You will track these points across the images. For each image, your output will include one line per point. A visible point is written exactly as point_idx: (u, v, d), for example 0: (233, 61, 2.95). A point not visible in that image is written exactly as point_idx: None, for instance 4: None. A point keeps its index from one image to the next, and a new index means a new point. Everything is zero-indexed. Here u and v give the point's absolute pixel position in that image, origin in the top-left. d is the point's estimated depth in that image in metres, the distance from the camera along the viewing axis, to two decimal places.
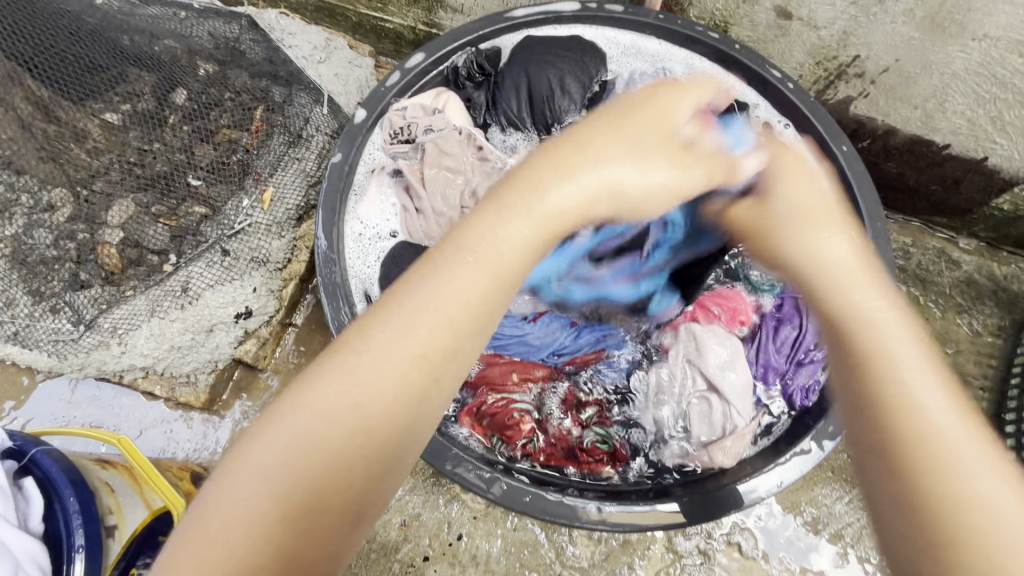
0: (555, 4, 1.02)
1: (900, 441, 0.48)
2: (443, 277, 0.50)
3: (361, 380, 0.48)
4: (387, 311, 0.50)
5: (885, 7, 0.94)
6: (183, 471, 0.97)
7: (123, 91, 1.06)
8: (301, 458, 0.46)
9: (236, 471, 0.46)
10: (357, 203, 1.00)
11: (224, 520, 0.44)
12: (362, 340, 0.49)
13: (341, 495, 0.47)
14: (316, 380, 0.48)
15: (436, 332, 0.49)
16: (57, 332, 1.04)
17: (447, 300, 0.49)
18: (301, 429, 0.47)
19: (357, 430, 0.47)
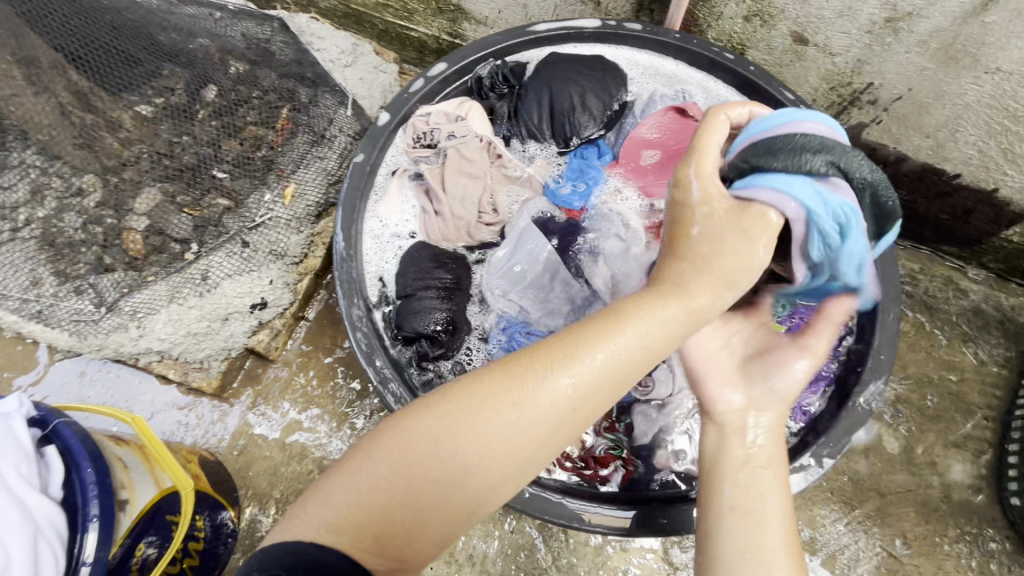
0: (576, 21, 1.06)
1: (744, 483, 0.62)
2: (598, 336, 0.57)
3: (522, 399, 0.56)
4: (548, 347, 0.59)
5: (899, 37, 0.97)
6: (191, 455, 1.00)
7: (157, 85, 1.09)
8: (453, 448, 0.56)
9: (405, 433, 0.57)
10: (377, 203, 1.02)
11: (388, 466, 0.56)
12: (523, 365, 0.58)
13: (469, 492, 0.56)
14: (484, 376, 0.58)
15: (583, 375, 0.56)
16: (79, 313, 1.08)
17: (598, 359, 0.56)
18: (462, 427, 0.56)
19: (502, 448, 0.56)
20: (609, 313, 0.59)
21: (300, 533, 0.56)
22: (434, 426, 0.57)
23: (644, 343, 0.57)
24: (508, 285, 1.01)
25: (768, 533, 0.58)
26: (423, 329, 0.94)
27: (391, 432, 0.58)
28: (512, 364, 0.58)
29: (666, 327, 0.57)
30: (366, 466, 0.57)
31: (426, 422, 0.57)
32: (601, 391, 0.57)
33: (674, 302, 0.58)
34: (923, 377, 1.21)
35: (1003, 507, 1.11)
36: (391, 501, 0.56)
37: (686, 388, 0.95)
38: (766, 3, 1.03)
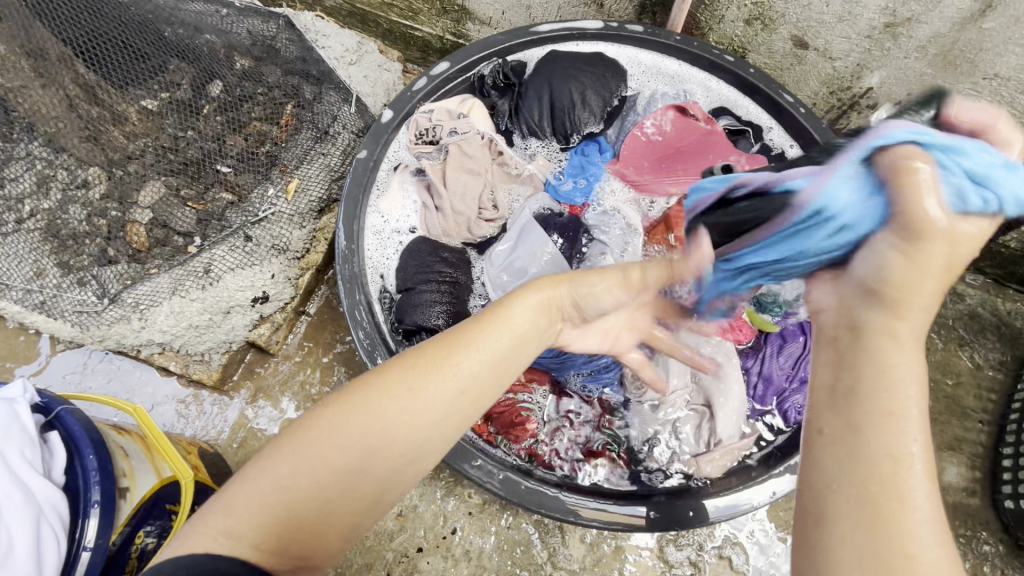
0: (578, 21, 1.06)
1: (879, 404, 0.42)
2: (482, 327, 0.60)
3: (419, 382, 0.56)
4: (440, 340, 0.59)
5: (899, 42, 0.98)
6: (191, 446, 1.00)
7: (162, 80, 1.11)
8: (351, 440, 0.53)
9: (304, 431, 0.54)
10: (379, 198, 1.03)
11: (287, 466, 0.52)
12: (417, 355, 0.58)
13: (372, 480, 0.54)
14: (382, 369, 0.57)
15: (471, 358, 0.58)
16: (82, 304, 1.08)
17: (485, 344, 0.59)
18: (360, 419, 0.54)
19: (403, 435, 0.54)
20: (492, 310, 0.62)
21: (195, 546, 0.49)
22: (333, 421, 0.54)
23: (523, 335, 0.61)
24: (508, 279, 1.01)
25: (905, 481, 0.40)
26: (424, 323, 0.94)
27: (289, 433, 0.55)
28: (411, 356, 0.58)
29: (535, 322, 0.62)
30: (262, 470, 0.52)
31: (323, 419, 0.54)
32: (490, 374, 0.59)
33: (544, 303, 0.64)
34: None
35: (997, 510, 1.12)
36: (294, 500, 0.52)
37: (679, 386, 0.93)
38: (767, 7, 1.04)
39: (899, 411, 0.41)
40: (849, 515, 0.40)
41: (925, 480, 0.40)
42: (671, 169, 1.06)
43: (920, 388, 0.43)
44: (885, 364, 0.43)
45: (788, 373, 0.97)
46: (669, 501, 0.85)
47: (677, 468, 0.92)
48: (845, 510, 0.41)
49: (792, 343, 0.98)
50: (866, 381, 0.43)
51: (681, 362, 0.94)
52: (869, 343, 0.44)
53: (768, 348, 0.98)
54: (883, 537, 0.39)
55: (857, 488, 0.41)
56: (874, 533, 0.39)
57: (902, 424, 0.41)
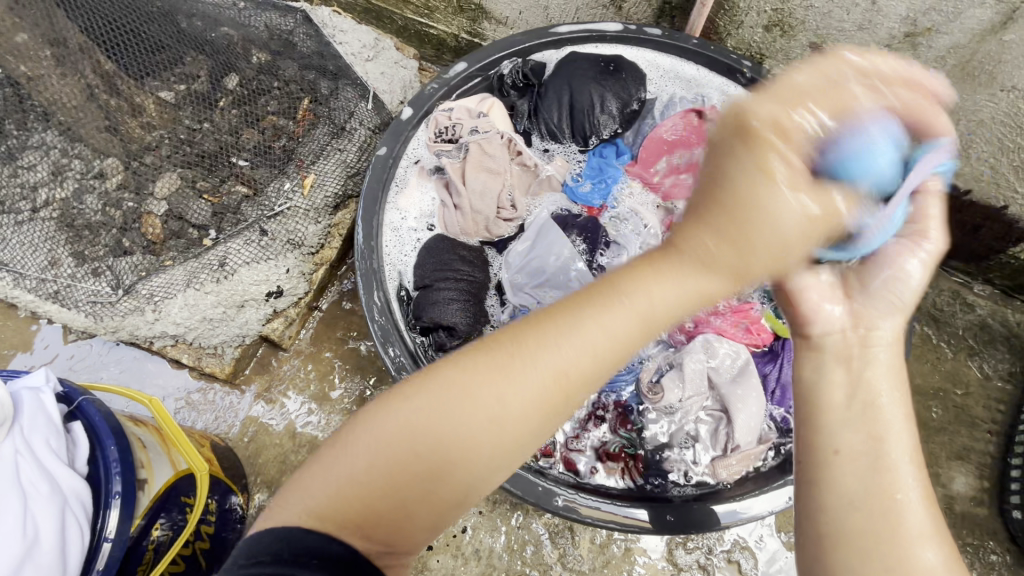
0: (598, 24, 1.07)
1: (875, 423, 0.52)
2: (589, 303, 0.52)
3: (515, 385, 0.51)
4: (529, 322, 0.53)
5: (917, 52, 0.99)
6: (204, 439, 1.00)
7: (179, 72, 1.12)
8: (433, 439, 0.50)
9: (386, 417, 0.51)
10: (397, 195, 1.02)
11: (362, 464, 0.50)
12: (500, 339, 0.53)
13: (456, 484, 0.51)
14: (458, 360, 0.53)
15: (575, 339, 0.51)
16: (96, 294, 1.08)
17: (599, 330, 0.51)
18: (442, 416, 0.50)
19: (490, 432, 0.51)
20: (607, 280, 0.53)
21: (282, 524, 0.48)
22: (410, 413, 0.51)
23: (657, 323, 0.51)
24: (524, 279, 1.01)
25: (902, 488, 0.50)
26: (442, 319, 0.94)
27: (361, 420, 0.53)
28: (507, 349, 0.52)
29: (673, 299, 0.51)
30: (335, 461, 0.51)
31: (399, 415, 0.51)
32: (598, 360, 0.52)
33: (703, 272, 0.50)
34: (928, 389, 1.22)
35: (1004, 520, 1.13)
36: (371, 487, 0.50)
37: (693, 393, 0.93)
38: (788, 14, 1.05)
39: (886, 426, 0.52)
40: (854, 515, 0.50)
41: (915, 488, 0.50)
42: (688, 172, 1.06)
43: (898, 398, 0.54)
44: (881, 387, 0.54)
45: None
46: (682, 505, 0.84)
47: (690, 472, 0.92)
48: (855, 513, 0.50)
49: None
50: (868, 395, 0.54)
51: (695, 366, 0.94)
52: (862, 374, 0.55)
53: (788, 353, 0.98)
54: (889, 533, 0.48)
55: (866, 495, 0.50)
56: (888, 543, 0.48)
57: (887, 432, 0.52)
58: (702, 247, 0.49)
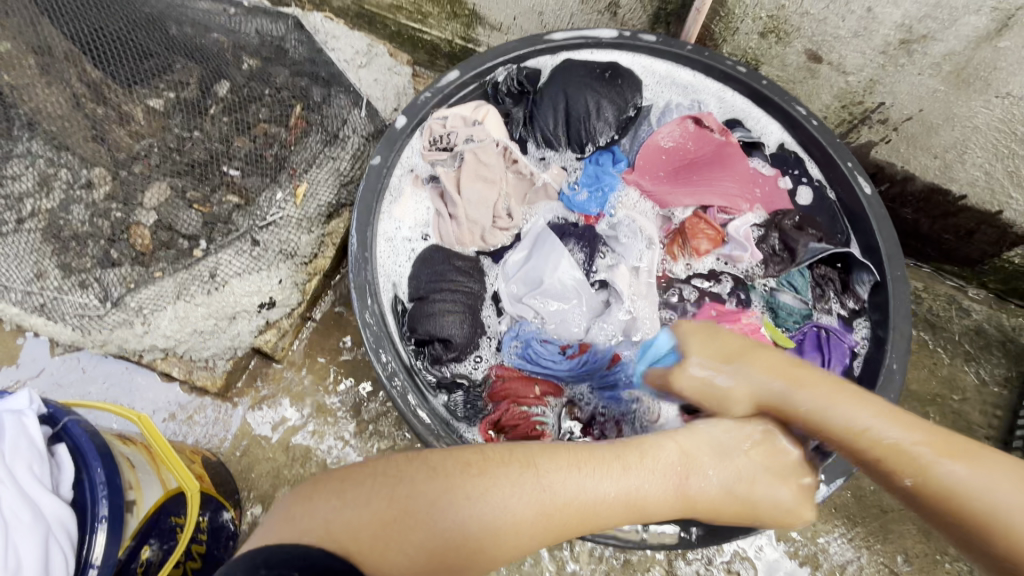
0: (593, 30, 1.05)
1: (882, 458, 0.65)
2: (616, 464, 0.63)
3: (550, 516, 0.59)
4: (575, 454, 0.63)
5: (913, 59, 0.99)
6: (195, 454, 0.98)
7: (169, 79, 1.10)
8: (456, 551, 0.54)
9: (438, 486, 0.56)
10: (392, 205, 1.01)
11: (414, 523, 0.54)
12: (550, 470, 0.61)
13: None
14: (513, 474, 0.59)
15: (588, 505, 0.60)
16: (84, 307, 1.05)
17: (602, 505, 0.61)
18: (474, 526, 0.56)
19: (490, 559, 0.57)
20: (629, 450, 0.66)
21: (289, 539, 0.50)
22: (461, 508, 0.56)
23: (650, 501, 0.64)
24: (521, 289, 1.00)
25: (965, 496, 0.60)
26: (438, 332, 0.93)
27: (415, 475, 0.57)
28: (542, 485, 0.59)
29: (663, 491, 0.65)
30: (384, 494, 0.55)
31: (452, 504, 0.56)
32: (584, 531, 0.62)
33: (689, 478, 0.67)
34: (924, 395, 1.23)
35: None
36: (398, 541, 0.52)
37: None
38: (783, 20, 1.04)
39: (889, 445, 0.64)
40: (965, 528, 0.61)
41: (949, 462, 0.62)
42: (685, 181, 1.05)
43: (870, 411, 0.66)
44: (843, 415, 0.67)
45: None
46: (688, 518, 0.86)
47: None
48: (967, 527, 0.61)
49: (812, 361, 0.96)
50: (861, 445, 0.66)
51: None
52: (846, 443, 0.67)
53: None
54: (988, 521, 0.59)
55: (951, 513, 0.61)
56: (992, 540, 0.60)
57: (910, 459, 0.63)
58: (708, 481, 0.68)
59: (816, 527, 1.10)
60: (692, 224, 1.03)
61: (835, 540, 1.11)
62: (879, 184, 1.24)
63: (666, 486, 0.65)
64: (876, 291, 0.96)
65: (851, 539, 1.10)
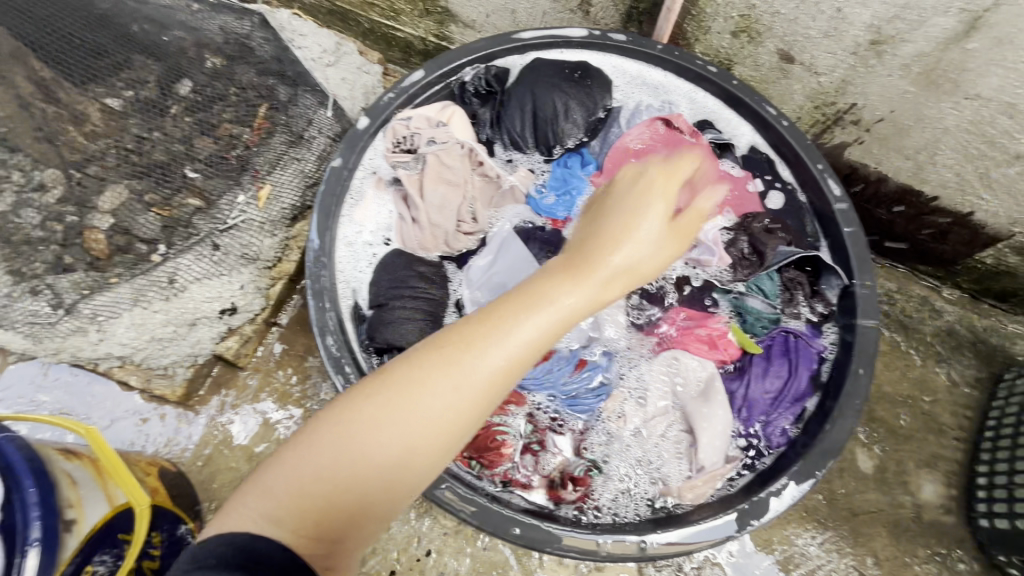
0: (563, 29, 1.02)
1: None
2: (523, 309, 0.56)
3: (458, 376, 0.55)
4: (479, 325, 0.57)
5: (883, 60, 0.97)
6: (149, 467, 0.97)
7: (126, 78, 1.04)
8: (384, 457, 0.54)
9: (347, 417, 0.55)
10: (352, 208, 0.98)
11: (332, 462, 0.54)
12: (456, 343, 0.56)
13: (389, 489, 0.55)
14: (418, 367, 0.55)
15: (514, 356, 0.56)
16: (35, 314, 1.02)
17: (516, 349, 0.56)
18: (393, 415, 0.54)
19: (438, 435, 0.55)
20: (519, 295, 0.57)
21: (239, 526, 0.52)
22: (383, 429, 0.54)
23: (545, 328, 0.56)
24: (484, 296, 0.98)
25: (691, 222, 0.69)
26: (395, 342, 0.91)
27: (332, 416, 0.56)
28: (439, 355, 0.56)
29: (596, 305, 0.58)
30: (306, 455, 0.54)
31: (363, 422, 0.54)
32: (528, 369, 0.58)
33: (585, 279, 0.57)
34: (898, 396, 1.21)
35: (972, 528, 1.11)
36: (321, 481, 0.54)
37: (658, 413, 0.93)
38: (755, 20, 1.03)
39: None
40: None
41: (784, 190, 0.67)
42: None
43: None
44: None
45: (773, 396, 0.95)
46: (653, 529, 0.82)
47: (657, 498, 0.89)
48: None
49: (777, 369, 0.96)
50: None
51: (658, 384, 0.95)
52: None
53: (752, 368, 0.97)
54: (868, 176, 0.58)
55: None
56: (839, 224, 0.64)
57: None
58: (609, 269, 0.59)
59: (786, 531, 1.10)
60: None
61: (805, 543, 1.10)
62: (853, 185, 1.24)
63: (580, 301, 0.57)
64: (845, 295, 0.95)
65: (822, 543, 1.10)
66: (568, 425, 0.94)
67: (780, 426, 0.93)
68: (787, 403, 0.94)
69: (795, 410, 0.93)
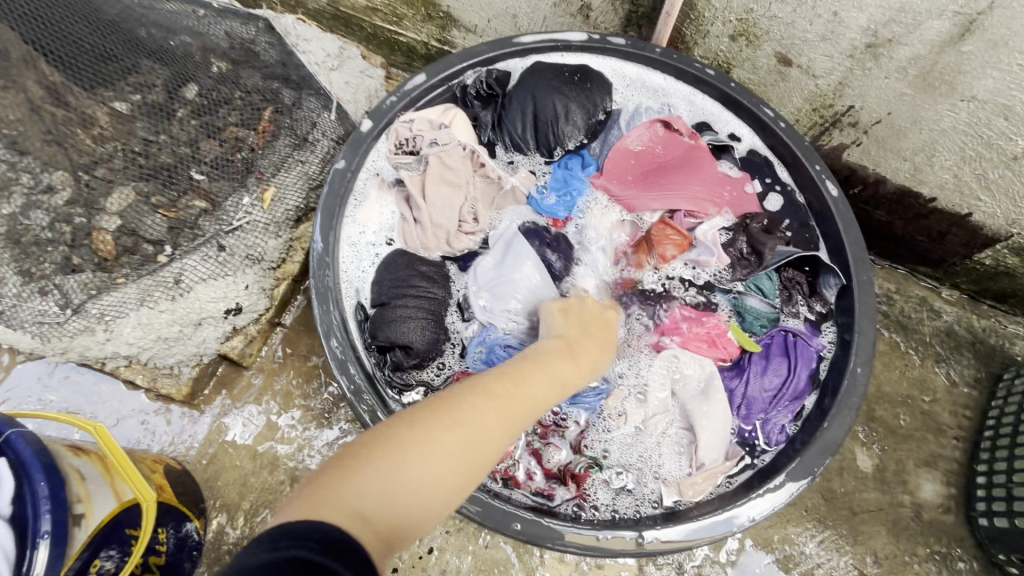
0: (563, 33, 1.04)
1: None
2: (544, 370, 0.73)
3: (509, 412, 0.65)
4: (514, 375, 0.70)
5: (880, 63, 0.99)
6: (156, 464, 0.97)
7: (134, 82, 1.07)
8: (453, 471, 0.58)
9: (423, 431, 0.59)
10: (356, 208, 1.00)
11: (411, 469, 0.56)
12: (502, 387, 0.67)
13: (444, 506, 0.58)
14: (481, 400, 0.64)
15: (539, 406, 0.69)
16: (43, 314, 1.03)
17: (543, 398, 0.70)
18: (465, 436, 0.60)
19: (492, 461, 0.62)
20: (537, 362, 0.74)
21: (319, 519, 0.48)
22: (451, 451, 0.59)
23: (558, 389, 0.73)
24: (487, 296, 0.99)
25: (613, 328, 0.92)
26: (398, 339, 0.93)
27: (407, 430, 0.58)
28: (492, 393, 0.66)
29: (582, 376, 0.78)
30: (388, 463, 0.55)
31: (439, 435, 0.59)
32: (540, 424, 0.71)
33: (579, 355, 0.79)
34: (898, 396, 1.22)
35: (971, 527, 1.12)
36: (397, 488, 0.55)
37: (658, 411, 0.94)
38: (752, 23, 1.04)
39: None
40: None
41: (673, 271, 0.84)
42: (652, 184, 1.04)
43: None
44: None
45: (773, 394, 0.95)
46: (653, 525, 0.83)
47: (658, 495, 0.90)
48: None
49: (776, 367, 0.96)
50: None
51: (659, 381, 0.95)
52: None
53: (752, 366, 0.98)
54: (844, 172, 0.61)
55: None
56: None
57: None
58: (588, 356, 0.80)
59: (786, 530, 1.11)
60: (658, 231, 1.03)
61: (805, 543, 1.11)
62: (852, 186, 1.25)
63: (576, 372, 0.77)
64: (843, 293, 0.96)
65: (822, 541, 1.11)
66: (570, 423, 0.95)
67: (779, 425, 0.94)
68: (786, 401, 0.95)
69: (794, 409, 0.94)
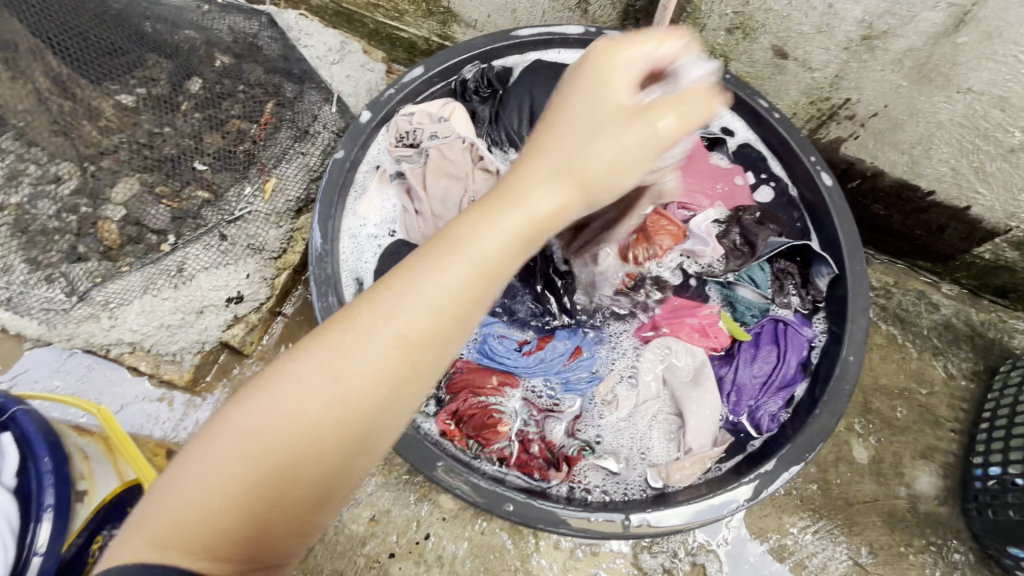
0: (559, 26, 1.05)
1: None
2: (425, 264, 0.50)
3: (340, 358, 0.49)
4: (374, 292, 0.51)
5: (875, 54, 0.99)
6: (158, 450, 1.02)
7: (139, 74, 1.10)
8: (269, 457, 0.48)
9: (222, 426, 0.49)
10: (356, 200, 1.02)
11: (219, 474, 0.48)
12: (350, 316, 0.50)
13: (299, 483, 0.49)
14: (305, 353, 0.50)
15: (415, 321, 0.49)
16: (50, 302, 1.06)
17: (415, 313, 0.49)
18: (273, 408, 0.48)
19: (331, 414, 0.48)
20: (433, 244, 0.51)
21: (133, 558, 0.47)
22: (264, 423, 0.48)
23: (452, 287, 0.49)
24: None
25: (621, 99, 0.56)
26: None
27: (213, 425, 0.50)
28: (325, 335, 0.50)
29: (523, 234, 0.51)
30: (195, 469, 0.49)
31: (244, 420, 0.48)
32: (441, 336, 0.51)
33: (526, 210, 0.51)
34: (895, 388, 1.22)
35: (967, 519, 1.12)
36: (211, 500, 0.48)
37: (648, 397, 0.96)
38: (749, 17, 1.05)
39: None
40: None
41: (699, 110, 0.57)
42: None
43: None
44: None
45: (762, 381, 0.97)
46: (641, 509, 0.83)
47: (646, 479, 0.91)
48: None
49: (766, 356, 0.98)
50: None
51: (649, 369, 0.98)
52: None
53: (742, 355, 0.99)
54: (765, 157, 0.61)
55: None
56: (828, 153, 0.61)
57: None
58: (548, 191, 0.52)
59: (781, 520, 1.11)
60: (654, 222, 1.04)
61: (800, 533, 1.11)
62: (851, 180, 1.25)
63: (500, 237, 0.50)
64: (835, 283, 0.97)
65: (816, 531, 1.11)
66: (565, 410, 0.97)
67: (770, 412, 0.95)
68: (777, 389, 0.96)
69: (784, 397, 0.95)
